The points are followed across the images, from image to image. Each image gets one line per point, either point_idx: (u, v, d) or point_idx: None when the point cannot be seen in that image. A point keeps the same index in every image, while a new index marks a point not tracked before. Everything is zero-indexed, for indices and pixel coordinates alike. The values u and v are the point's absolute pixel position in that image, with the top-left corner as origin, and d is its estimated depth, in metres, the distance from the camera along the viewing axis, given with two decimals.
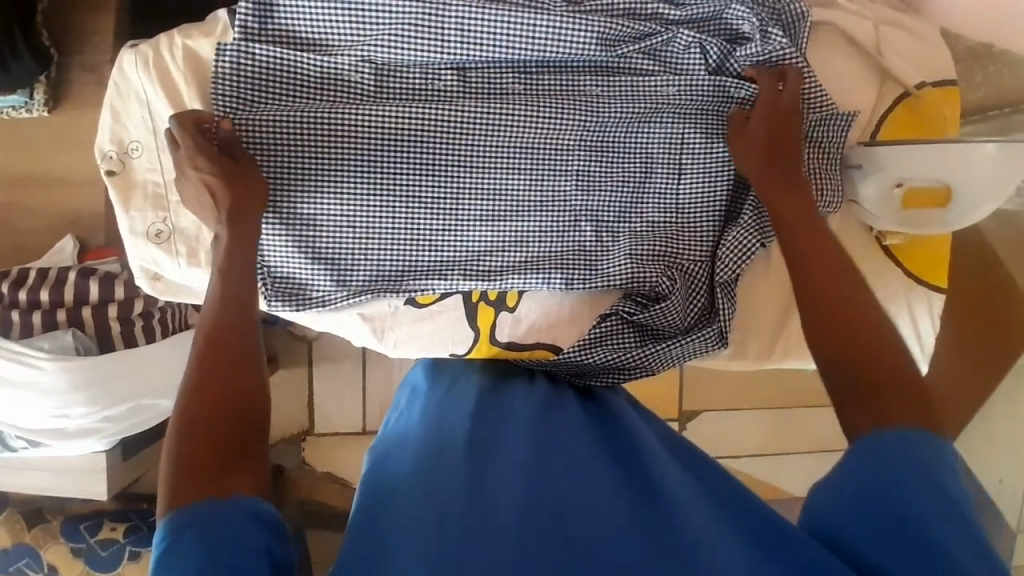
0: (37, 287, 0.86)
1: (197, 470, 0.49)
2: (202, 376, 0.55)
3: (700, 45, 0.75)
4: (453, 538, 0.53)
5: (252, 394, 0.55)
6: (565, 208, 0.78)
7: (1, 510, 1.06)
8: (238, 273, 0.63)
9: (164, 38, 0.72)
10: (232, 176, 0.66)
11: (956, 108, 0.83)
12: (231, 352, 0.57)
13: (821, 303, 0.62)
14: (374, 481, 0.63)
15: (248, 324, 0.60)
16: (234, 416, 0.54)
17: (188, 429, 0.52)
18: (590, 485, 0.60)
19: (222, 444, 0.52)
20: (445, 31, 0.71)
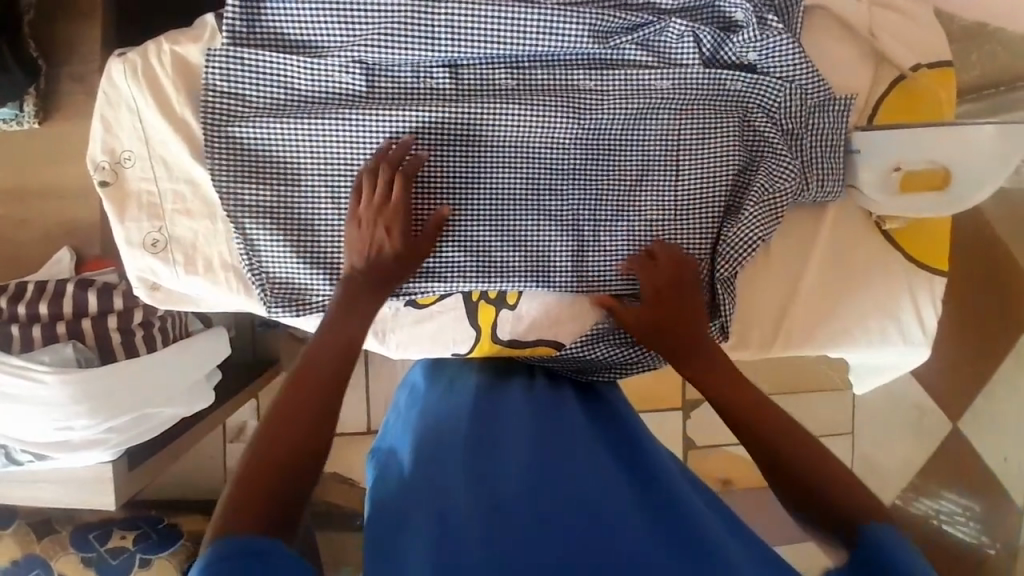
0: (35, 300, 0.85)
1: (257, 485, 0.54)
2: (284, 400, 0.61)
3: (693, 34, 0.75)
4: (455, 540, 0.53)
5: (325, 421, 0.60)
6: (563, 205, 0.77)
7: (10, 523, 1.06)
8: (356, 320, 0.67)
9: (151, 45, 0.72)
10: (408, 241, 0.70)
11: (951, 91, 0.83)
12: (318, 383, 0.62)
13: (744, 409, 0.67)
14: (378, 485, 0.64)
15: (336, 371, 0.64)
16: (303, 432, 0.59)
17: (259, 440, 0.58)
18: (595, 485, 0.60)
19: (280, 462, 0.57)
20: (435, 28, 0.71)
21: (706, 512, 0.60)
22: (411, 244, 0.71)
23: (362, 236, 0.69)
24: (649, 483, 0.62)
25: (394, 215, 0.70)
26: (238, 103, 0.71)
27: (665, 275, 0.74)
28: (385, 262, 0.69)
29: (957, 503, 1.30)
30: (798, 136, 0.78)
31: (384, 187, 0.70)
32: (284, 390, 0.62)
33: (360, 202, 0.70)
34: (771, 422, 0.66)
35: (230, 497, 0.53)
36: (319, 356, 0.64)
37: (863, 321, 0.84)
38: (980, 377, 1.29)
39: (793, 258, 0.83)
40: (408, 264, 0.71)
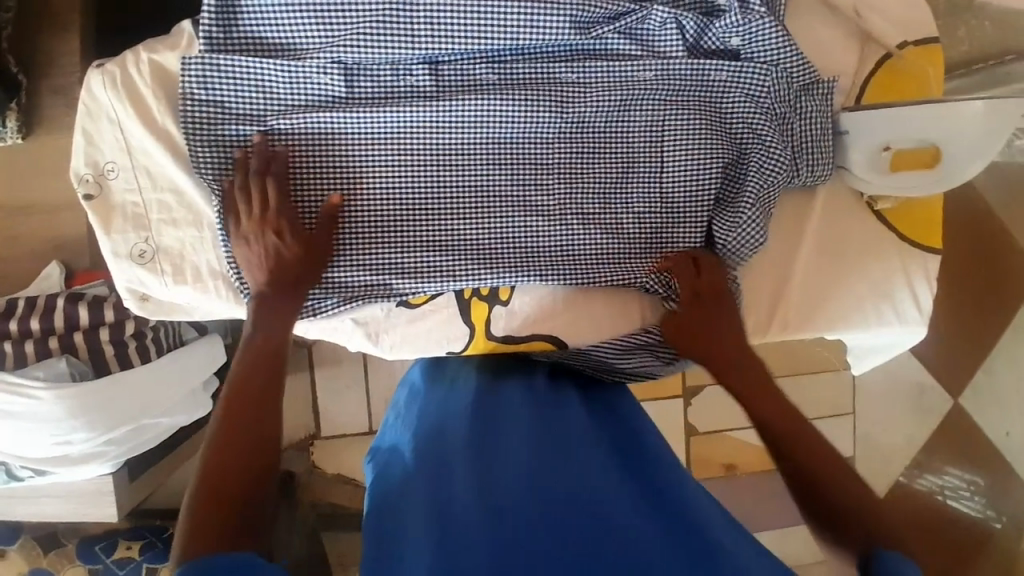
0: (27, 316, 0.83)
1: (212, 512, 0.54)
2: (225, 422, 0.60)
3: (676, 21, 0.74)
4: (457, 543, 0.52)
5: (270, 433, 0.61)
6: (549, 199, 0.76)
7: (15, 538, 1.06)
8: (280, 321, 0.68)
9: (130, 54, 0.71)
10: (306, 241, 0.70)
11: (939, 68, 0.82)
12: (252, 397, 0.62)
13: (758, 396, 0.70)
14: (379, 487, 0.65)
15: (269, 381, 0.64)
16: (252, 448, 0.59)
17: (205, 470, 0.57)
18: (596, 486, 0.60)
19: (230, 483, 0.56)
20: (414, 25, 0.70)
21: (705, 508, 0.60)
22: (309, 243, 0.70)
23: (255, 251, 0.68)
24: (644, 486, 0.63)
25: (281, 218, 0.68)
26: (218, 110, 0.70)
27: (702, 288, 0.75)
28: (285, 264, 0.69)
29: (961, 478, 1.31)
30: (788, 120, 0.77)
31: (258, 192, 0.68)
32: (221, 413, 0.61)
33: (241, 214, 0.68)
34: (789, 422, 0.67)
35: (187, 531, 0.53)
36: (247, 367, 0.64)
37: (858, 304, 0.83)
38: (978, 355, 1.29)
39: (785, 244, 0.83)
40: (309, 262, 0.70)
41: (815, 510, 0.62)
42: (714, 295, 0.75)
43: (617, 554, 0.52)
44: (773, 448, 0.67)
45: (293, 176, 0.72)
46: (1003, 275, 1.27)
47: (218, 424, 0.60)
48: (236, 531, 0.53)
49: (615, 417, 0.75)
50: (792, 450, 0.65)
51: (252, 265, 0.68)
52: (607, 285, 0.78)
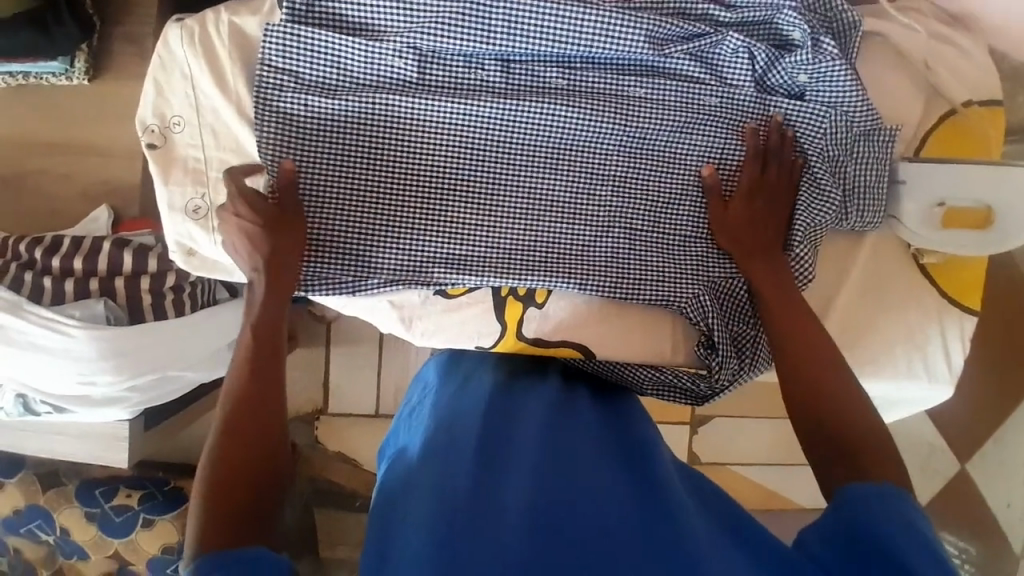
0: (70, 255, 0.86)
1: (224, 509, 0.56)
2: (234, 422, 0.61)
3: (748, 49, 0.75)
4: (464, 538, 0.53)
5: (277, 431, 0.62)
6: (600, 210, 0.77)
7: (19, 471, 1.08)
8: (266, 313, 0.68)
9: (210, 13, 0.72)
10: (272, 223, 0.69)
11: (1000, 131, 0.82)
12: (258, 399, 0.63)
13: (814, 389, 0.67)
14: (386, 485, 0.65)
15: (273, 382, 0.66)
16: (259, 445, 0.61)
17: (215, 471, 0.59)
18: (613, 498, 0.59)
19: (240, 482, 0.58)
20: (493, 22, 0.71)
21: (712, 527, 0.59)
22: (277, 216, 0.69)
23: (238, 244, 0.70)
24: (650, 491, 0.62)
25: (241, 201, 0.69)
26: (290, 79, 0.71)
27: (769, 207, 0.75)
28: (259, 244, 0.69)
29: (953, 544, 1.29)
30: (843, 164, 0.77)
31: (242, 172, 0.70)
32: (229, 414, 0.62)
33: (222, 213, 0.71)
34: (843, 415, 0.64)
35: (201, 531, 0.54)
36: (249, 371, 0.65)
37: (890, 352, 0.83)
38: (989, 421, 1.28)
39: (826, 284, 0.82)
40: (282, 239, 0.69)
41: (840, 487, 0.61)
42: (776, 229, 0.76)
43: (616, 565, 0.52)
44: (816, 439, 0.65)
45: (346, 156, 0.73)
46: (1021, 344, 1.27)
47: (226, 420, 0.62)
48: (246, 527, 0.55)
49: (632, 424, 0.75)
50: (837, 424, 0.64)
51: (240, 251, 0.70)
52: (645, 303, 0.79)
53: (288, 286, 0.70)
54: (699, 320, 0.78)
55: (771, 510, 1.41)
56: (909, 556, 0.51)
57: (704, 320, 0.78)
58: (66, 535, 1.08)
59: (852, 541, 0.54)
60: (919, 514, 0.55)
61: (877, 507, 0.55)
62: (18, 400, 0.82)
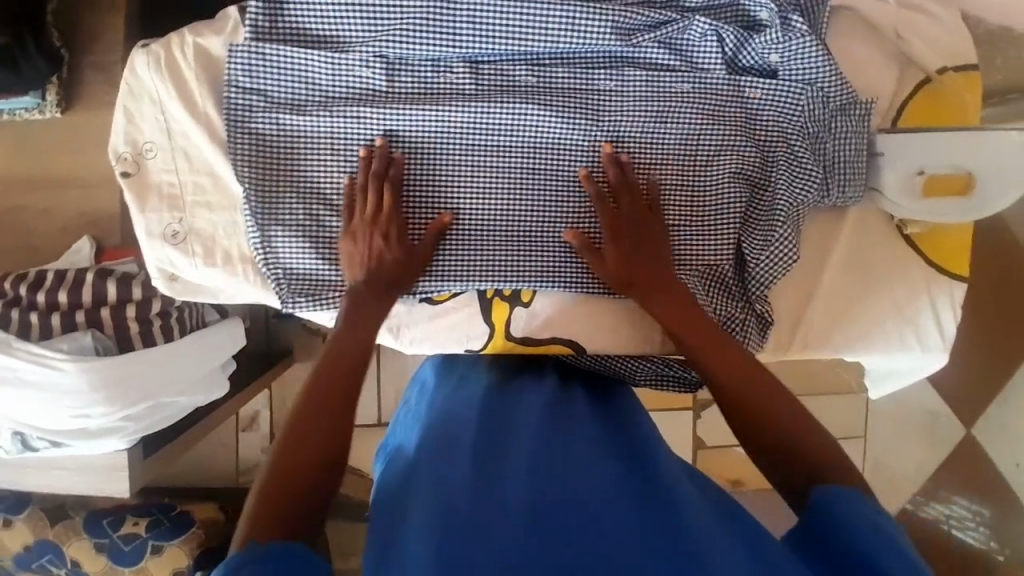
0: (55, 288, 0.85)
1: (278, 501, 0.56)
2: (298, 419, 0.62)
3: (716, 33, 0.74)
4: (459, 535, 0.53)
5: (343, 431, 0.62)
6: (580, 206, 0.77)
7: (25, 507, 1.07)
8: (363, 335, 0.69)
9: (174, 35, 0.72)
10: (410, 257, 0.72)
11: (977, 96, 0.82)
12: (331, 397, 0.64)
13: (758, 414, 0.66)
14: (385, 481, 0.67)
15: (353, 385, 0.66)
16: (321, 444, 0.61)
17: (276, 459, 0.59)
18: (611, 497, 0.59)
19: (297, 477, 0.58)
20: (457, 25, 0.71)
21: (707, 515, 0.59)
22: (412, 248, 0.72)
23: (360, 250, 0.70)
24: (649, 485, 0.62)
25: (389, 225, 0.71)
26: (259, 98, 0.71)
27: (640, 227, 0.73)
28: (385, 267, 0.70)
29: (967, 508, 1.29)
30: (821, 140, 0.77)
31: (375, 197, 0.71)
32: (300, 407, 0.63)
33: (353, 213, 0.71)
34: (784, 422, 0.65)
35: (253, 517, 0.55)
36: (327, 371, 0.65)
37: (881, 326, 0.83)
38: (990, 386, 1.28)
39: (812, 262, 0.82)
40: (407, 269, 0.72)
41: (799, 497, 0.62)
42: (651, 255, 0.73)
43: (611, 566, 0.52)
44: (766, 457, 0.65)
45: (322, 170, 0.72)
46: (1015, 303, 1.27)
47: (298, 410, 0.63)
48: (294, 525, 0.55)
49: (626, 414, 0.76)
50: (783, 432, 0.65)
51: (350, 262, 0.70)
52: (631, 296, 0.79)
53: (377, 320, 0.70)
54: None
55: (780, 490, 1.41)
56: (881, 560, 0.52)
57: None
58: (77, 568, 1.07)
59: (817, 538, 0.56)
60: (884, 516, 0.56)
61: (850, 509, 0.55)
62: (14, 437, 0.82)
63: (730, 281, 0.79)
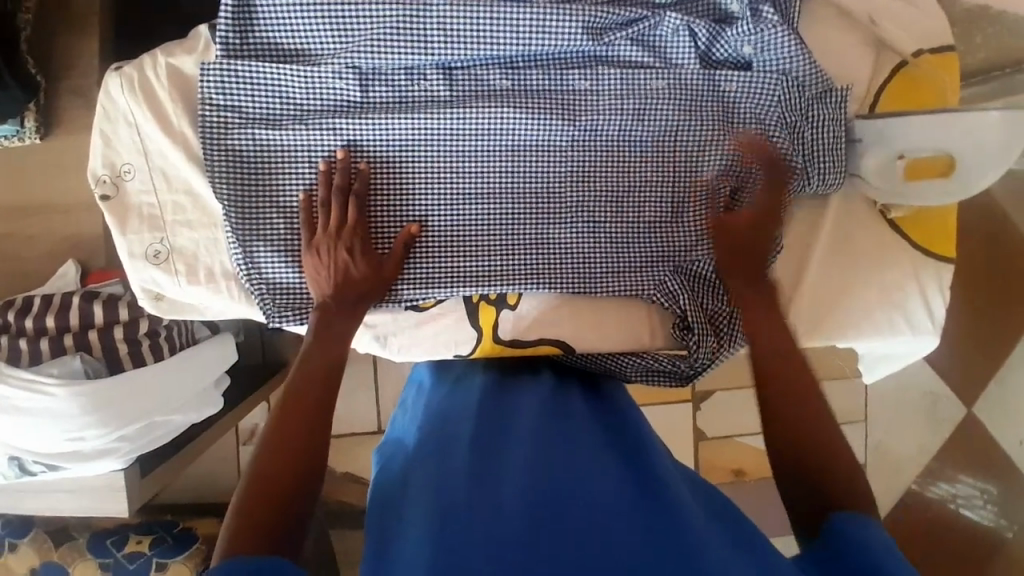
0: (42, 314, 0.86)
1: (258, 509, 0.58)
2: (275, 430, 0.64)
3: (688, 27, 0.74)
4: (453, 533, 0.54)
5: (318, 441, 0.64)
6: (560, 207, 0.77)
7: (28, 532, 1.08)
8: (335, 348, 0.69)
9: (147, 57, 0.73)
10: (376, 270, 0.72)
11: (954, 76, 0.81)
12: (303, 407, 0.66)
13: (786, 412, 0.65)
14: (384, 476, 0.68)
15: (325, 397, 0.67)
16: (296, 455, 0.62)
17: (253, 474, 0.61)
18: (605, 498, 0.59)
19: (275, 488, 0.60)
20: (427, 32, 0.71)
21: (697, 510, 0.60)
22: (378, 262, 0.72)
23: (324, 266, 0.70)
24: (642, 486, 0.62)
25: (352, 238, 0.71)
26: (234, 115, 0.71)
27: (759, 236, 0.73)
28: (352, 281, 0.71)
29: (973, 487, 1.29)
30: (800, 129, 0.76)
31: (339, 210, 0.71)
32: (276, 417, 0.65)
33: (317, 229, 0.71)
34: (807, 430, 0.64)
35: (232, 532, 0.56)
36: (302, 382, 0.67)
37: (871, 311, 0.83)
38: (988, 364, 1.29)
39: (797, 249, 0.82)
40: (375, 281, 0.72)
41: (805, 501, 0.61)
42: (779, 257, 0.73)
43: (614, 563, 0.52)
44: (780, 460, 0.64)
45: (299, 184, 0.73)
46: (1005, 279, 1.28)
47: (272, 424, 0.64)
48: (273, 535, 0.56)
49: (615, 411, 0.77)
50: (802, 443, 0.64)
51: (318, 275, 0.71)
52: (615, 294, 0.78)
53: (348, 333, 0.71)
54: (671, 303, 0.78)
55: None
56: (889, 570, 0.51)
57: (676, 303, 0.78)
58: None
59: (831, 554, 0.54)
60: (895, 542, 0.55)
61: (862, 527, 0.55)
62: (12, 462, 0.82)
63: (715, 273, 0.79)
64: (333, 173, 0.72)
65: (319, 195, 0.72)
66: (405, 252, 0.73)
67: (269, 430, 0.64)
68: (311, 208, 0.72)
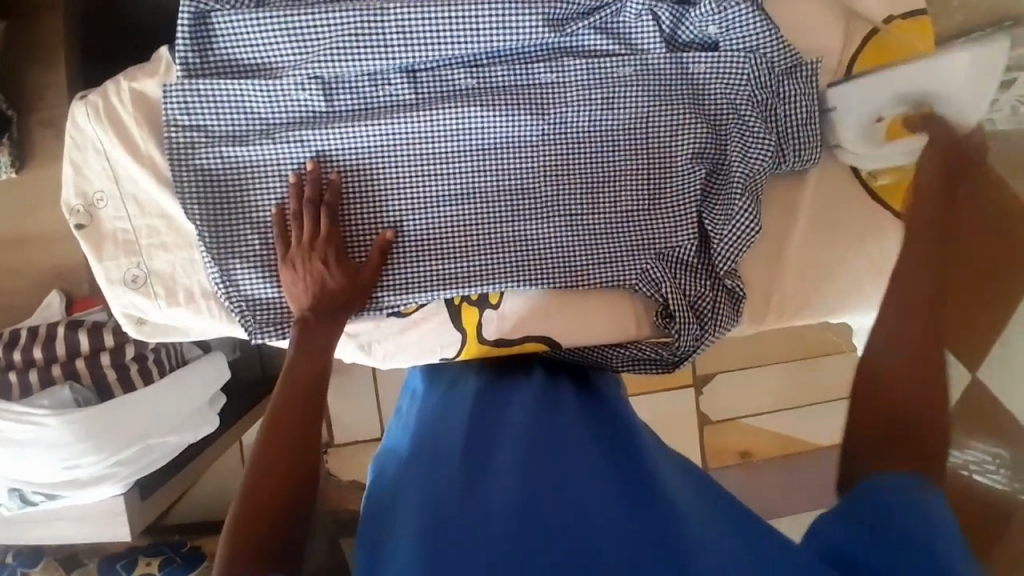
0: (29, 345, 0.85)
1: (252, 530, 0.58)
2: (265, 447, 0.64)
3: (651, 11, 0.73)
4: (443, 542, 0.53)
5: (309, 456, 0.64)
6: (536, 202, 0.76)
7: (37, 561, 1.09)
8: (318, 359, 0.70)
9: (110, 84, 0.73)
10: (353, 278, 0.72)
11: (929, 41, 0.81)
12: (292, 422, 0.65)
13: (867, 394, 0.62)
14: (377, 487, 0.67)
15: (312, 409, 0.67)
16: (288, 471, 0.62)
17: (245, 493, 0.61)
18: (601, 496, 0.58)
19: (271, 506, 0.60)
20: (387, 37, 0.70)
21: (687, 498, 0.59)
22: (355, 271, 0.72)
23: (300, 278, 0.70)
24: (634, 481, 0.61)
25: (326, 247, 0.71)
26: (200, 134, 0.71)
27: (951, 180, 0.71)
28: (329, 292, 0.71)
29: None
30: (772, 106, 0.76)
31: (311, 221, 0.71)
32: (266, 432, 0.65)
33: (291, 242, 0.71)
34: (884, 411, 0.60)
35: (228, 554, 0.56)
36: (288, 396, 0.67)
37: (858, 283, 0.82)
38: None
39: (780, 228, 0.81)
40: (354, 289, 0.72)
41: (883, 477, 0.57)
42: (944, 222, 0.69)
43: (612, 561, 0.50)
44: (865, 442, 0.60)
45: (272, 199, 0.73)
46: None
47: (262, 441, 0.64)
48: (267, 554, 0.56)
49: (607, 406, 0.76)
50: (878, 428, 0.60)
51: (294, 287, 0.70)
52: (598, 286, 0.78)
53: (330, 343, 0.71)
54: (653, 291, 0.78)
55: (789, 456, 1.40)
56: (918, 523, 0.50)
57: (658, 290, 0.78)
58: None
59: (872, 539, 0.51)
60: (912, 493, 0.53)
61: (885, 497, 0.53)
62: (12, 494, 0.83)
63: (697, 259, 0.78)
64: (304, 185, 0.72)
65: (291, 206, 0.72)
66: (382, 260, 0.73)
67: (260, 447, 0.64)
68: (286, 221, 0.72)
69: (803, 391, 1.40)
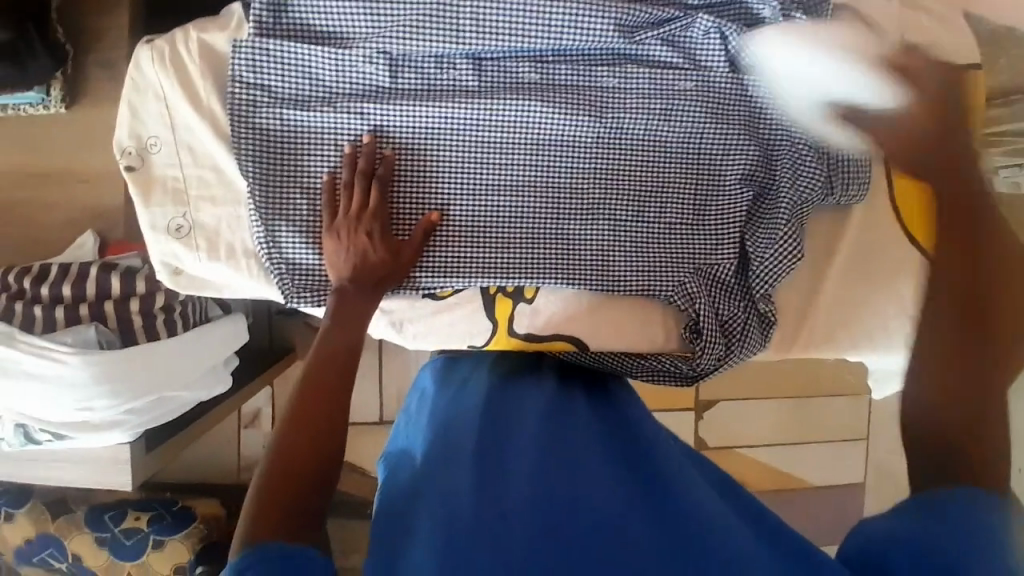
0: (59, 281, 0.87)
1: (277, 493, 0.58)
2: (296, 411, 0.64)
3: (719, 30, 0.74)
4: (463, 546, 0.53)
5: (338, 427, 0.64)
6: (584, 203, 0.76)
7: (25, 502, 1.08)
8: (352, 330, 0.70)
9: (178, 32, 0.73)
10: (396, 254, 0.72)
11: None
12: (325, 390, 0.66)
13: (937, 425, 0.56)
14: (387, 480, 0.66)
15: (345, 380, 0.67)
16: (318, 439, 0.63)
17: (274, 455, 0.61)
18: (620, 509, 0.58)
19: (298, 471, 0.60)
20: (459, 22, 0.71)
21: (708, 509, 0.60)
22: (398, 248, 0.72)
23: (343, 247, 0.70)
24: (650, 492, 0.62)
25: (373, 221, 0.71)
26: (261, 93, 0.71)
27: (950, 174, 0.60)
28: (371, 265, 0.71)
29: None
30: None
31: (361, 194, 0.71)
32: (298, 398, 0.65)
33: (338, 212, 0.71)
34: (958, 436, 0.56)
35: (254, 514, 0.56)
36: (322, 365, 0.67)
37: (886, 324, 0.83)
38: None
39: (816, 260, 0.82)
40: (395, 265, 0.72)
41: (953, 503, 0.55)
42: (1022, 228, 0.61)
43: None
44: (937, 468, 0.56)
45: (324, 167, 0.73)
46: None
47: (294, 406, 0.64)
48: (293, 519, 0.56)
49: (625, 415, 0.76)
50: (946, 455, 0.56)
51: (336, 256, 0.71)
52: (632, 294, 0.78)
53: (366, 317, 0.71)
54: (687, 305, 0.78)
55: (781, 491, 1.41)
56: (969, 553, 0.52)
57: (692, 304, 0.78)
58: (77, 563, 1.07)
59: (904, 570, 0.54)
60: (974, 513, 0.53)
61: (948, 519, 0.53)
62: (17, 429, 0.82)
63: (733, 279, 0.79)
64: (358, 157, 0.72)
65: (343, 177, 0.72)
66: (426, 241, 0.74)
67: (291, 411, 0.64)
68: (337, 190, 0.72)
69: (805, 428, 1.40)
